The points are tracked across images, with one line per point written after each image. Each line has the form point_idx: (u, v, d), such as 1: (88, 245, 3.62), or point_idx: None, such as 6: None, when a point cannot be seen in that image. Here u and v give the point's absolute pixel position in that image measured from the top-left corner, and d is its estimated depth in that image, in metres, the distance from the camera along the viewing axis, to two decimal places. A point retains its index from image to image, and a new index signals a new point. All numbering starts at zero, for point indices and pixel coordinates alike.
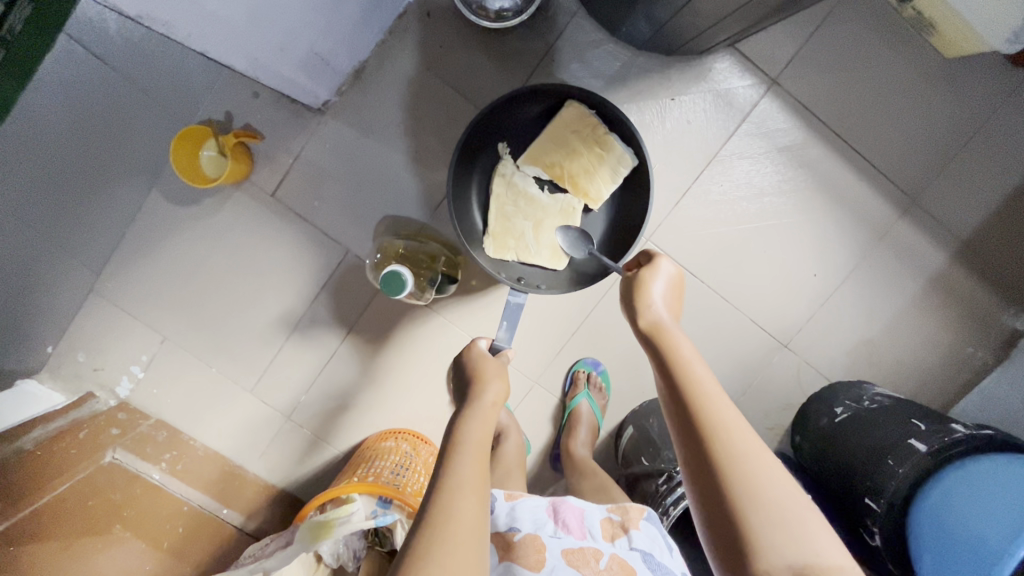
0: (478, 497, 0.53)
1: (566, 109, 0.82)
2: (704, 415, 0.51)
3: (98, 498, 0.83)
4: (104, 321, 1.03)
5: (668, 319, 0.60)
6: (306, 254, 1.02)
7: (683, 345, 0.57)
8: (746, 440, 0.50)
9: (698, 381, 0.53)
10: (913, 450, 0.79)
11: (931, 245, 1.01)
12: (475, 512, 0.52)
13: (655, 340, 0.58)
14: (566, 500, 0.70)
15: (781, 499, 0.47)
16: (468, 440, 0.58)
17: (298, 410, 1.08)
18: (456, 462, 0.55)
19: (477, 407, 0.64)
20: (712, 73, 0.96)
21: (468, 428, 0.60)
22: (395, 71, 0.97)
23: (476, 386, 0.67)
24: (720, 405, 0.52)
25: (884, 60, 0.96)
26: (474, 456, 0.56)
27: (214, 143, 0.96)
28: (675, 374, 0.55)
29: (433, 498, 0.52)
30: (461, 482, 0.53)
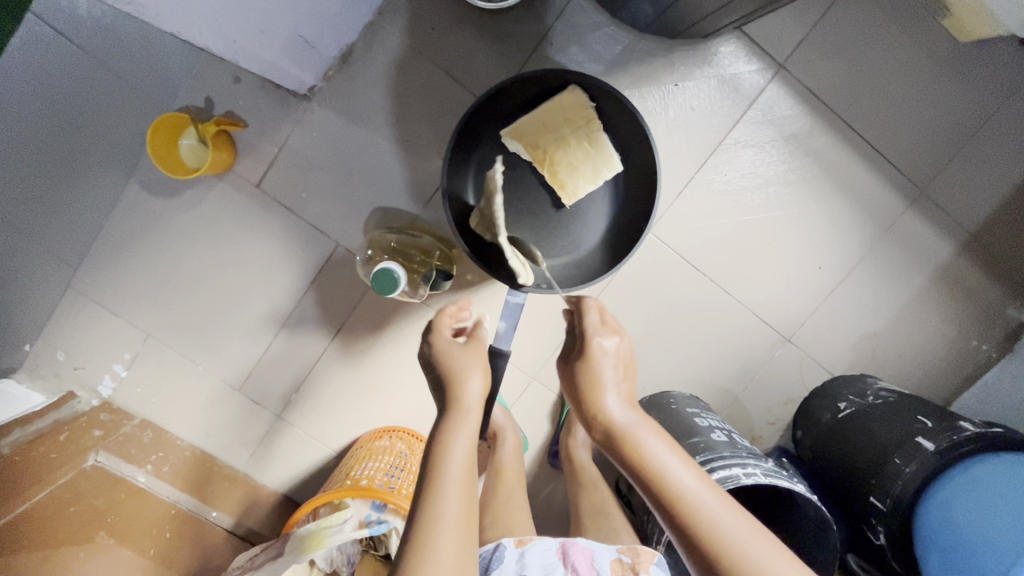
0: (462, 533, 0.50)
1: (566, 93, 0.77)
2: (693, 522, 0.51)
3: (80, 505, 0.81)
4: (83, 318, 0.98)
5: (629, 418, 0.58)
6: (294, 248, 0.98)
7: (651, 449, 0.55)
8: (750, 546, 0.49)
9: (679, 495, 0.52)
10: (920, 450, 0.77)
11: (938, 237, 0.99)
12: (457, 551, 0.49)
13: (620, 448, 0.57)
14: (575, 540, 0.69)
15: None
16: (454, 463, 0.53)
17: (289, 409, 1.04)
18: (441, 494, 0.51)
19: (464, 419, 0.57)
20: (718, 57, 0.92)
21: (455, 446, 0.54)
22: (386, 55, 0.92)
23: (457, 382, 0.60)
24: (701, 500, 0.52)
25: (895, 44, 0.92)
26: (461, 485, 0.52)
27: (193, 131, 0.91)
28: (650, 482, 0.54)
29: (414, 537, 0.49)
30: (446, 519, 0.50)
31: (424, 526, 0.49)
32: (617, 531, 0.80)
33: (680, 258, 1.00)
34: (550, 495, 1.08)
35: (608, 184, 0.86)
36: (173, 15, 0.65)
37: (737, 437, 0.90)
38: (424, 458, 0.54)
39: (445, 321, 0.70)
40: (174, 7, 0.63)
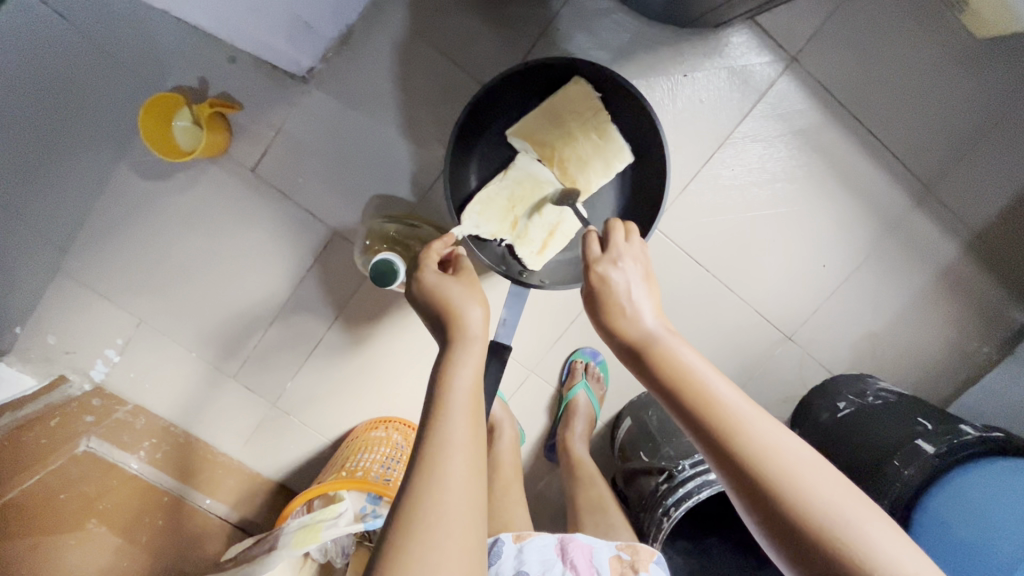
0: (471, 467, 0.47)
1: (570, 85, 0.75)
2: (731, 442, 0.46)
3: (70, 492, 0.80)
4: (73, 302, 0.96)
5: (654, 327, 0.54)
6: (290, 235, 0.96)
7: (679, 356, 0.51)
8: (785, 452, 0.45)
9: (708, 398, 0.48)
10: (919, 452, 0.76)
11: (944, 237, 0.97)
12: (467, 477, 0.46)
13: (648, 357, 0.52)
14: (575, 536, 0.68)
15: (847, 511, 0.42)
16: (457, 392, 0.51)
17: (284, 398, 1.03)
18: (445, 426, 0.48)
19: (467, 349, 0.55)
20: (728, 47, 0.90)
21: (459, 374, 0.52)
22: (386, 37, 0.89)
23: (455, 312, 0.57)
24: (739, 415, 0.47)
25: (910, 40, 0.90)
26: (466, 414, 0.50)
27: (187, 113, 0.88)
28: (681, 394, 0.49)
29: (417, 473, 0.46)
30: (453, 448, 0.47)
31: (427, 460, 0.46)
32: (615, 527, 0.80)
33: (683, 253, 0.98)
34: (546, 487, 1.08)
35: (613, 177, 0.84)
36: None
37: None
38: (427, 394, 0.52)
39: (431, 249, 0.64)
40: None
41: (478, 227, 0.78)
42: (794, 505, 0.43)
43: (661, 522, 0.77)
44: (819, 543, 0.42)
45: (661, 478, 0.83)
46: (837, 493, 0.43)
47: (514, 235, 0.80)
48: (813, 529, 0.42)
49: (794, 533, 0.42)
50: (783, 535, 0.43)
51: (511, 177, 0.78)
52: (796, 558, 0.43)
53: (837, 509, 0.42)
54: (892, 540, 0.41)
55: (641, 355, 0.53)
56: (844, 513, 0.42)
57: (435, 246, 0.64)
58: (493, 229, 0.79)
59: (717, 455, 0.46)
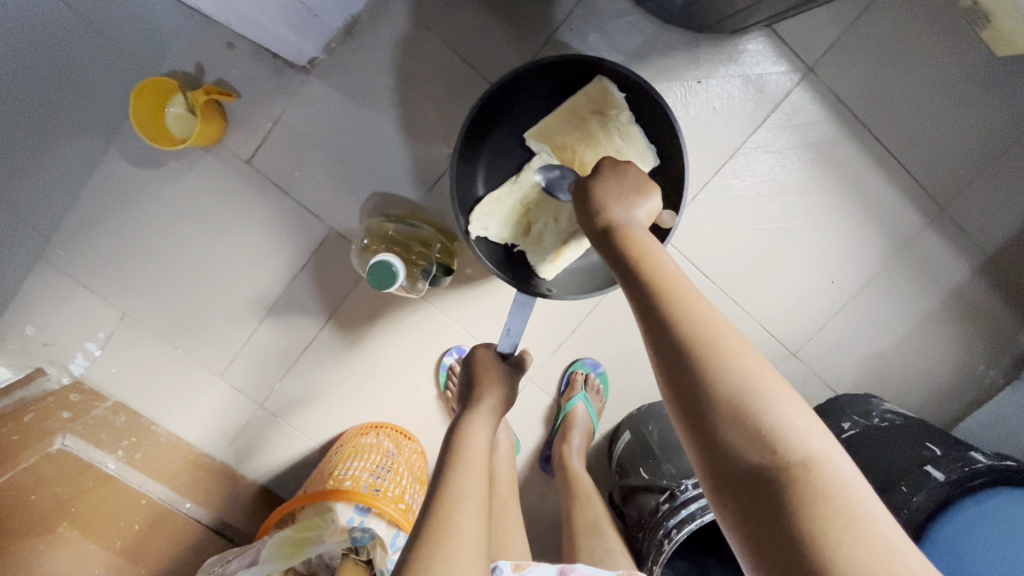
0: (481, 514, 0.49)
1: (591, 85, 0.73)
2: (675, 317, 0.45)
3: (43, 492, 0.75)
4: (54, 292, 0.92)
5: (631, 220, 0.53)
6: (285, 231, 0.93)
7: (651, 245, 0.50)
8: (731, 344, 0.43)
9: (674, 286, 0.47)
10: (929, 478, 0.74)
11: (955, 257, 0.96)
12: (477, 525, 0.47)
13: (619, 241, 0.51)
14: (576, 565, 0.64)
15: (771, 389, 0.41)
16: (469, 449, 0.55)
17: (271, 399, 1.00)
18: (454, 476, 0.51)
19: (480, 417, 0.60)
20: (743, 54, 0.87)
21: (471, 436, 0.56)
22: (392, 29, 0.86)
23: (480, 388, 0.63)
24: (689, 297, 0.46)
25: (929, 55, 0.87)
26: (475, 466, 0.53)
27: (182, 99, 0.84)
28: (639, 274, 0.48)
29: (434, 515, 0.47)
30: (460, 489, 0.50)
31: (442, 505, 0.48)
32: (612, 551, 0.77)
33: (690, 264, 0.96)
34: (539, 500, 1.05)
35: None
36: None
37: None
38: (441, 450, 0.56)
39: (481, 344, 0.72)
40: None
41: (488, 228, 0.77)
42: (716, 388, 0.41)
43: (661, 544, 0.74)
44: (725, 411, 0.41)
45: (662, 497, 0.80)
46: (765, 372, 0.42)
47: (529, 242, 0.78)
48: (731, 400, 0.41)
49: (706, 406, 0.41)
50: (693, 410, 0.42)
51: (523, 181, 0.77)
52: (703, 436, 0.41)
53: (759, 385, 0.41)
54: (804, 422, 0.41)
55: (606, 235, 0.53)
56: (763, 387, 0.41)
57: (487, 348, 0.70)
58: (504, 233, 0.78)
59: (659, 332, 0.45)
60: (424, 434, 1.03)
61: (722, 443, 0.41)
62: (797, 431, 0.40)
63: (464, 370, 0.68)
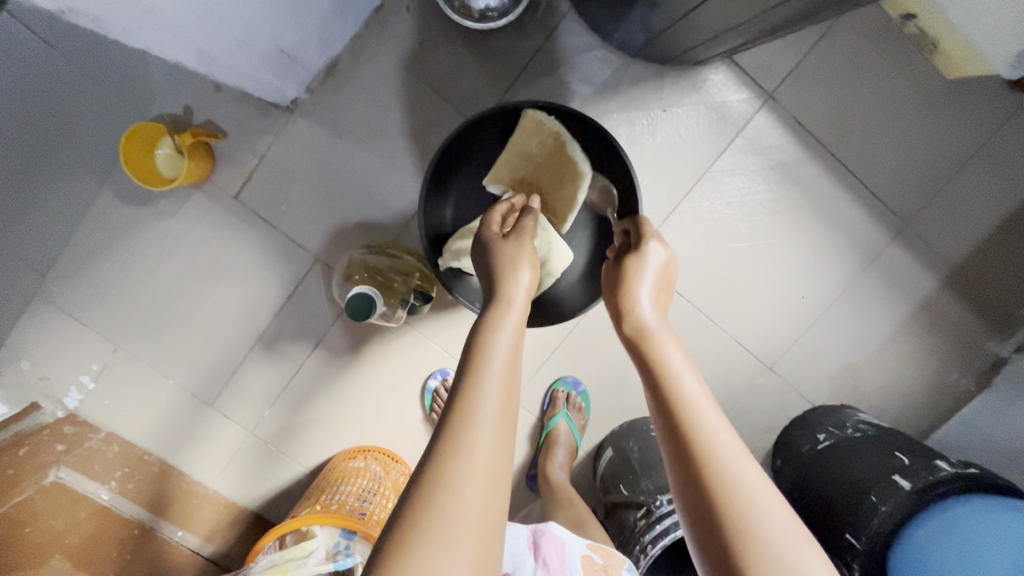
0: (502, 442, 0.43)
1: (523, 121, 0.77)
2: (695, 437, 0.45)
3: (37, 526, 0.77)
4: (50, 327, 0.95)
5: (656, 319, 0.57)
6: (272, 262, 0.96)
7: (670, 347, 0.53)
8: (735, 455, 0.45)
9: (688, 395, 0.48)
10: (897, 488, 0.76)
11: (921, 269, 0.99)
12: (494, 449, 0.42)
13: (641, 342, 0.54)
14: (548, 530, 0.68)
15: (770, 511, 0.42)
16: (497, 355, 0.47)
17: (262, 425, 1.02)
18: (471, 407, 0.43)
19: (509, 314, 0.51)
20: (707, 84, 0.92)
21: (498, 340, 0.48)
22: (372, 68, 0.91)
23: (505, 276, 0.54)
24: (711, 420, 0.47)
25: (884, 78, 0.92)
26: (502, 378, 0.45)
27: (169, 142, 0.87)
28: (665, 392, 0.49)
29: (453, 413, 0.43)
30: (482, 416, 0.43)
31: (456, 430, 0.42)
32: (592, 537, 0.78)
33: None
34: (527, 518, 1.06)
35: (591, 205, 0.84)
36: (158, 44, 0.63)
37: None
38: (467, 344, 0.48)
39: (495, 215, 0.64)
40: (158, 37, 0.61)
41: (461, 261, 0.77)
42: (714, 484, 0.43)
43: (639, 559, 0.76)
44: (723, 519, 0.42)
45: (639, 513, 0.83)
46: (768, 497, 0.43)
47: None
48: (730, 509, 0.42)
49: (717, 520, 0.42)
50: (701, 519, 0.43)
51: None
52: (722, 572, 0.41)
53: (762, 509, 0.42)
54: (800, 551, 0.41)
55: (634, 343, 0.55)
56: (760, 509, 0.42)
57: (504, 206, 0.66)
58: None
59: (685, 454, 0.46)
60: (412, 455, 1.05)
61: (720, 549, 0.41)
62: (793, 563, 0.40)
63: (484, 263, 0.58)
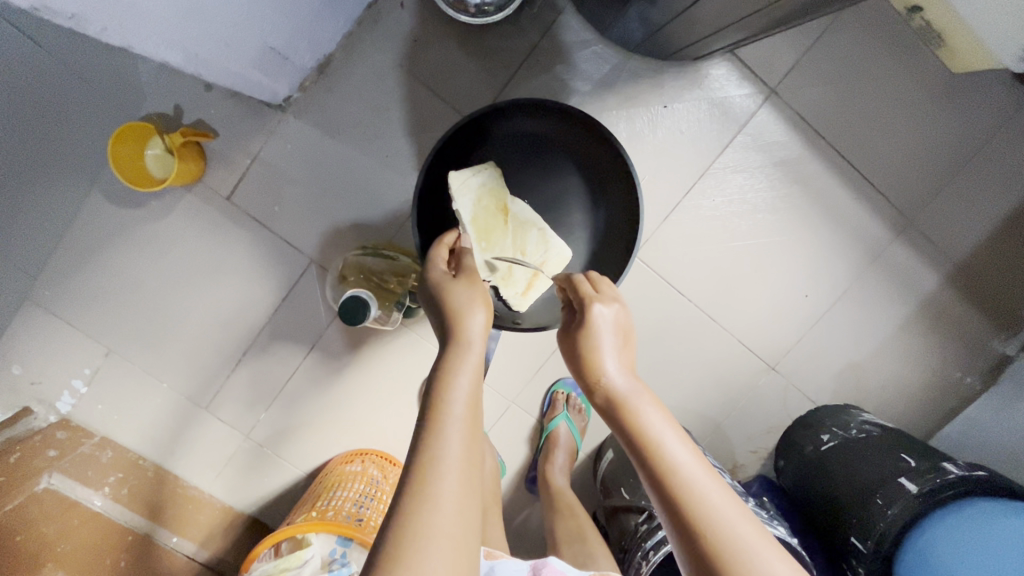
0: (468, 494, 0.42)
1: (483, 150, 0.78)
2: (690, 509, 0.42)
3: (28, 532, 0.76)
4: (40, 331, 0.93)
5: (625, 376, 0.51)
6: (265, 263, 0.94)
7: (646, 408, 0.48)
8: (733, 520, 0.42)
9: (675, 464, 0.44)
10: (903, 490, 0.75)
11: (925, 267, 0.97)
12: (460, 503, 0.41)
13: (615, 409, 0.49)
14: (549, 561, 0.65)
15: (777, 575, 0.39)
16: (456, 403, 0.46)
17: (257, 429, 1.01)
18: (433, 474, 0.42)
19: (468, 356, 0.50)
20: (708, 79, 0.90)
21: (458, 384, 0.47)
22: (365, 65, 0.89)
23: (457, 314, 0.52)
24: (704, 486, 0.43)
25: (888, 73, 0.90)
26: (463, 433, 0.45)
27: (159, 142, 0.86)
28: (651, 465, 0.45)
29: (413, 478, 0.42)
30: (447, 465, 0.42)
31: (415, 497, 0.41)
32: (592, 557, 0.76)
33: (666, 284, 0.97)
34: (526, 520, 1.05)
35: (590, 204, 0.83)
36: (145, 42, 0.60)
37: (765, 514, 0.81)
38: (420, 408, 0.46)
39: (440, 246, 0.63)
40: (143, 33, 0.58)
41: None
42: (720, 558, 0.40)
43: (640, 566, 0.74)
44: None
45: (641, 518, 0.82)
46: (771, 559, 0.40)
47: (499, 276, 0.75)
48: None
49: None
50: None
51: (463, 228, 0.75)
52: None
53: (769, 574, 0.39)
54: None
55: (615, 419, 0.48)
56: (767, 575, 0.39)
57: (450, 232, 0.66)
58: None
59: (676, 526, 0.43)
60: None
61: None
62: None
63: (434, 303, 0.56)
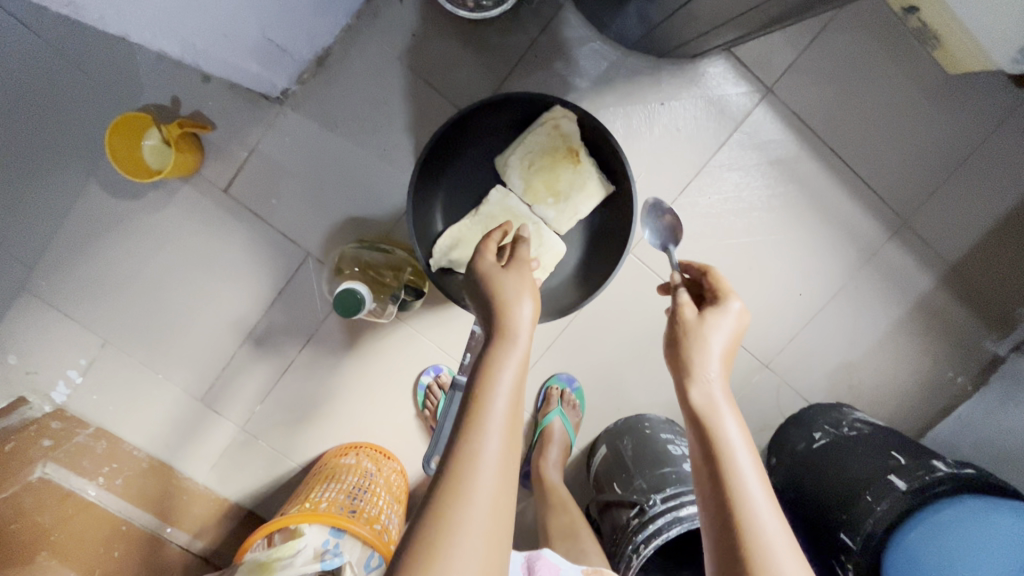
0: (504, 483, 0.44)
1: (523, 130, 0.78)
2: (747, 533, 0.44)
3: (23, 522, 0.76)
4: (36, 321, 0.93)
5: (718, 390, 0.52)
6: (262, 256, 0.95)
7: (729, 427, 0.50)
8: (787, 555, 0.43)
9: (744, 486, 0.46)
10: (892, 487, 0.76)
11: (919, 267, 0.98)
12: (496, 491, 0.43)
13: (699, 416, 0.51)
14: (543, 553, 0.66)
15: None
16: (504, 394, 0.46)
17: (252, 421, 1.01)
18: (476, 458, 0.43)
19: (517, 348, 0.49)
20: (705, 77, 0.90)
21: (506, 374, 0.47)
22: (364, 59, 0.89)
23: (511, 306, 0.51)
24: (767, 517, 0.45)
25: (885, 73, 0.90)
26: (506, 425, 0.45)
27: (157, 133, 0.86)
28: (721, 477, 0.47)
29: (457, 456, 0.43)
30: (488, 453, 0.44)
31: (457, 473, 0.43)
32: (585, 552, 0.77)
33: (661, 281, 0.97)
34: (520, 515, 1.06)
35: None
36: (140, 30, 0.59)
37: None
38: (468, 387, 0.47)
39: (489, 242, 0.60)
40: (137, 20, 0.57)
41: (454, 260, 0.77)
42: None
43: (630, 559, 0.75)
44: None
45: (633, 512, 0.81)
46: None
47: None
48: None
49: None
50: None
51: (484, 213, 0.78)
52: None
53: None
54: None
55: (696, 420, 0.51)
56: None
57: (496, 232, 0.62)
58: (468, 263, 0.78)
59: (721, 535, 0.46)
60: (405, 453, 1.04)
61: None
62: None
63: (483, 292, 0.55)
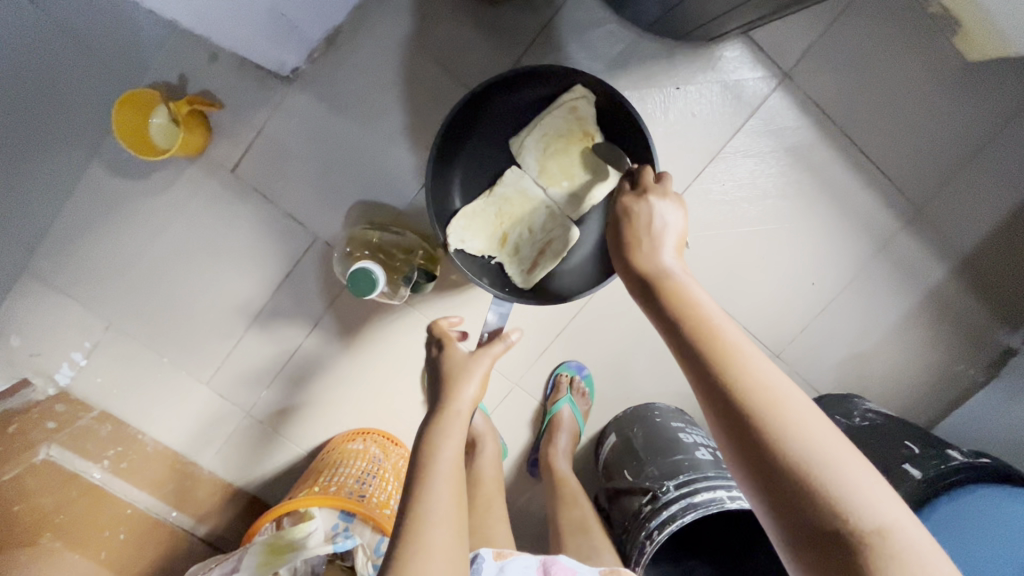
0: (454, 532, 0.50)
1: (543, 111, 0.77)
2: (726, 374, 0.43)
3: (27, 505, 0.75)
4: (39, 302, 0.92)
5: (672, 264, 0.52)
6: (270, 238, 0.93)
7: (692, 289, 0.49)
8: (771, 385, 0.43)
9: (713, 335, 0.46)
10: (907, 477, 0.75)
11: (932, 258, 0.97)
12: (448, 541, 0.49)
13: (659, 288, 0.50)
14: (559, 559, 0.65)
15: (819, 437, 0.40)
16: (445, 459, 0.55)
17: (257, 406, 1.00)
18: (425, 516, 0.50)
19: (456, 422, 0.60)
20: (721, 62, 0.89)
21: (446, 444, 0.56)
22: (374, 39, 0.87)
23: (452, 392, 0.62)
24: (742, 356, 0.44)
25: (903, 60, 0.89)
26: (449, 480, 0.53)
27: (165, 110, 0.85)
28: (689, 336, 0.46)
29: (409, 519, 0.50)
30: (435, 513, 0.50)
31: (411, 533, 0.49)
32: (598, 549, 0.77)
33: None
34: (527, 503, 1.05)
35: None
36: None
37: None
38: (416, 459, 0.56)
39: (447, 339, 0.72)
40: None
41: (465, 240, 0.79)
42: (760, 417, 0.41)
43: (643, 546, 0.75)
44: (775, 453, 0.40)
45: (644, 499, 0.81)
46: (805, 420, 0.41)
47: (505, 252, 0.81)
48: (783, 453, 0.39)
49: (769, 453, 0.40)
50: (751, 455, 0.41)
51: (498, 194, 0.79)
52: (785, 510, 0.39)
53: (808, 435, 0.40)
54: (851, 464, 0.39)
55: (657, 293, 0.50)
56: (807, 436, 0.40)
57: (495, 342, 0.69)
58: (481, 244, 0.80)
59: (706, 391, 0.44)
60: (412, 439, 1.03)
61: (781, 484, 0.39)
62: (852, 486, 0.38)
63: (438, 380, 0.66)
